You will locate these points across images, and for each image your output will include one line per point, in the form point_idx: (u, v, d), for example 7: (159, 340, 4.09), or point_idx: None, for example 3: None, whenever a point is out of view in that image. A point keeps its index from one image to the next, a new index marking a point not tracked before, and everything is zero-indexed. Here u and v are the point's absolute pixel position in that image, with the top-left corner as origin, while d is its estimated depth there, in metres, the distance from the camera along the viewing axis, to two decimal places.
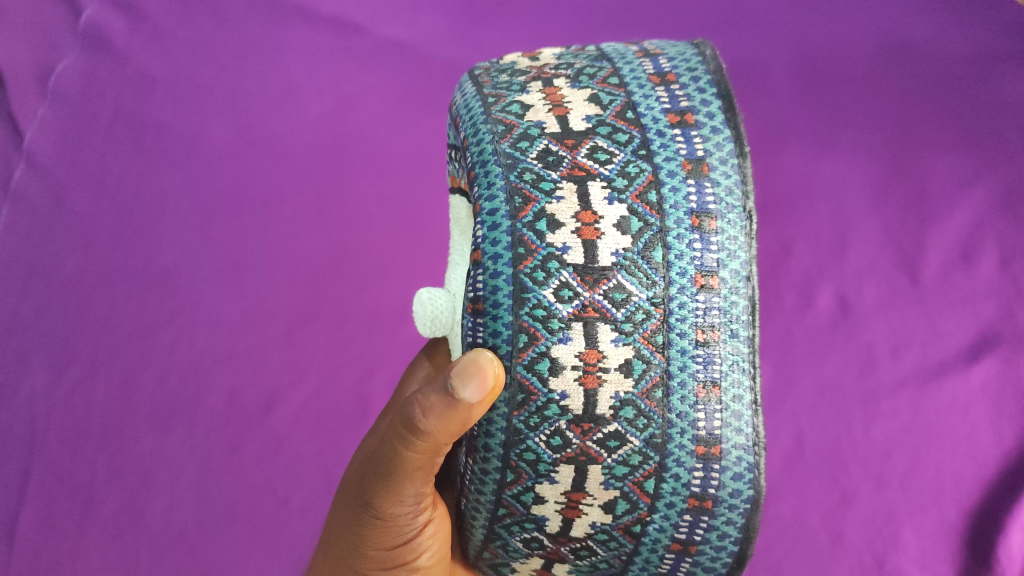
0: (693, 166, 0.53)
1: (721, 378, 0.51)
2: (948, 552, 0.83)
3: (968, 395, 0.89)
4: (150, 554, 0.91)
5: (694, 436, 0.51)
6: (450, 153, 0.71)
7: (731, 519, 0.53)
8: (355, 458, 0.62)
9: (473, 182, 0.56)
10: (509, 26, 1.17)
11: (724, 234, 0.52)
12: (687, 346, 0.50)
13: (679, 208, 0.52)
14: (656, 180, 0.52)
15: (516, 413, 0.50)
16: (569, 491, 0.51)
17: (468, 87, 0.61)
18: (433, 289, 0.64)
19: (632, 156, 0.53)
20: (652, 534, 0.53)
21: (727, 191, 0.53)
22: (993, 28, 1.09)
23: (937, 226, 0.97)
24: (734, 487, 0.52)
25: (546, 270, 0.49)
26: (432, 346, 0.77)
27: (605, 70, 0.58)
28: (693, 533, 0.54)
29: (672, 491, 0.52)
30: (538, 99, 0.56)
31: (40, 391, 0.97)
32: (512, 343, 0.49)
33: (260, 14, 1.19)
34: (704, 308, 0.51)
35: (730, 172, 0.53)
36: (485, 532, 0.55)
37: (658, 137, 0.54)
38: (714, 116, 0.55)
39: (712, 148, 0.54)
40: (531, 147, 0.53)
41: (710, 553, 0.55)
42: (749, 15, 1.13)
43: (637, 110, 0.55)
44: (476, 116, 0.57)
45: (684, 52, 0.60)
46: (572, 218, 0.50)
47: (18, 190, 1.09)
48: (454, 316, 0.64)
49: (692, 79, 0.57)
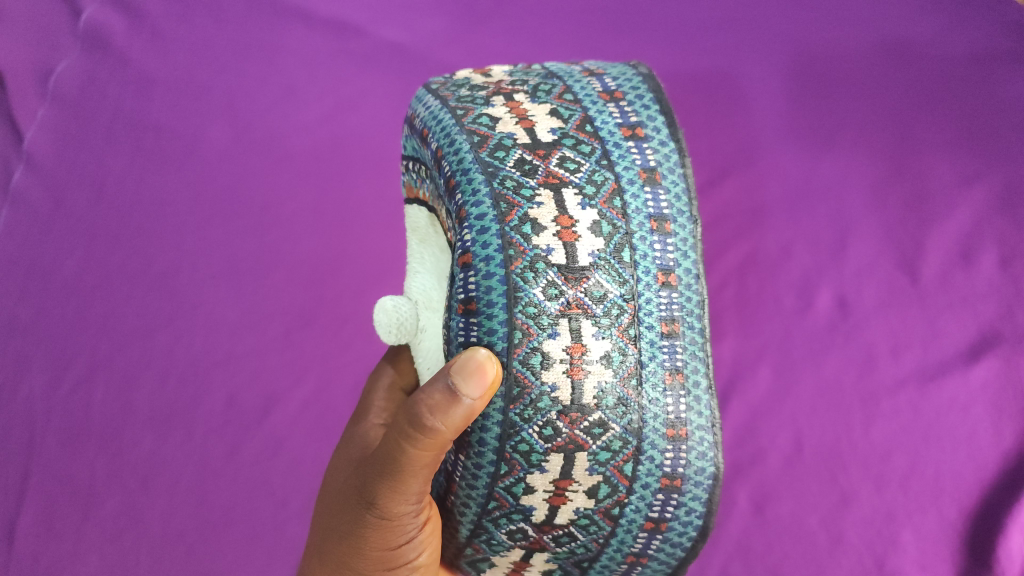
0: (648, 175, 0.53)
1: (683, 365, 0.52)
2: (948, 552, 0.83)
3: (968, 395, 0.89)
4: (150, 554, 0.91)
5: (664, 420, 0.51)
6: (408, 164, 0.71)
7: (697, 495, 0.53)
8: (349, 464, 0.62)
9: (452, 191, 0.55)
10: (508, 28, 1.17)
11: (677, 236, 0.53)
12: (654, 338, 0.51)
13: (640, 212, 0.52)
14: (619, 187, 0.52)
15: (511, 406, 0.49)
16: (557, 479, 0.51)
17: (431, 101, 0.61)
18: (395, 298, 0.66)
19: (596, 165, 0.53)
20: (628, 515, 0.53)
21: (676, 197, 0.54)
22: (994, 28, 1.08)
23: (937, 225, 0.96)
24: (699, 465, 0.52)
25: (534, 270, 0.49)
26: (395, 353, 0.76)
27: (558, 87, 0.58)
28: (664, 511, 0.53)
29: (647, 472, 0.52)
30: (504, 112, 0.56)
31: (40, 392, 0.97)
32: (507, 340, 0.49)
33: (260, 15, 1.20)
34: (667, 303, 0.51)
35: (678, 181, 0.54)
36: (472, 526, 0.55)
37: (615, 149, 0.54)
38: (661, 130, 0.55)
39: (662, 158, 0.54)
40: (507, 157, 0.53)
41: (678, 528, 0.55)
42: (749, 15, 1.13)
43: (594, 124, 0.55)
44: (448, 128, 0.56)
45: (624, 73, 0.60)
46: (552, 222, 0.50)
47: (19, 191, 1.09)
48: (416, 321, 0.67)
49: (637, 97, 0.57)
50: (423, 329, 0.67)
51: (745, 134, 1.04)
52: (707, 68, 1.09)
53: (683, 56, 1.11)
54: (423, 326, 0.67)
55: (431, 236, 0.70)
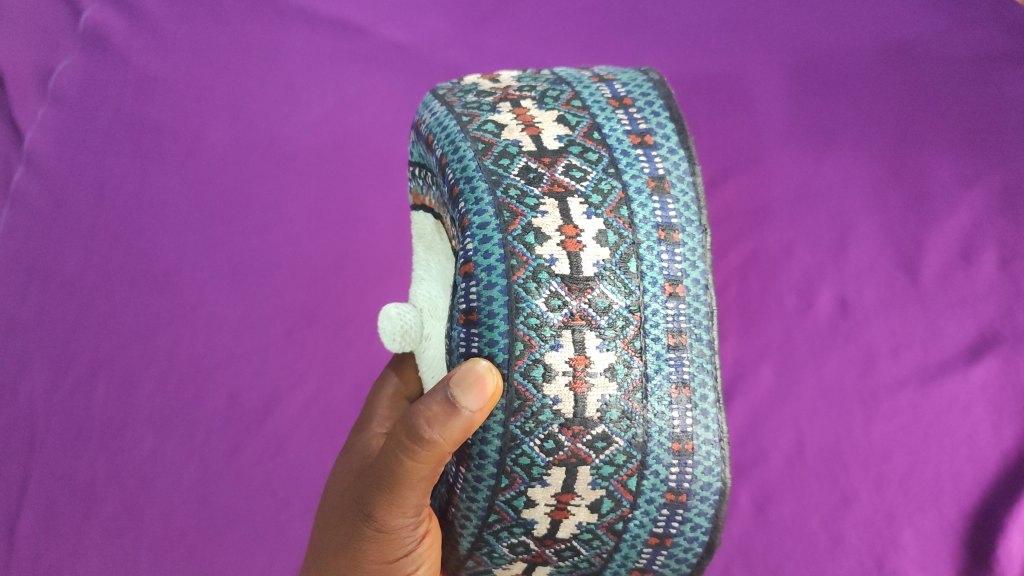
0: (656, 184, 0.53)
1: (690, 378, 0.52)
2: (948, 552, 0.83)
3: (967, 396, 0.89)
4: (151, 554, 0.91)
5: (670, 434, 0.51)
6: (414, 169, 0.71)
7: (703, 511, 0.53)
8: (347, 475, 0.62)
9: (455, 199, 0.55)
10: (509, 27, 1.16)
11: (686, 246, 0.53)
12: (660, 350, 0.51)
13: (647, 222, 0.52)
14: (627, 196, 0.52)
15: (512, 419, 0.49)
16: (559, 493, 0.51)
17: (437, 107, 0.61)
18: (399, 305, 0.66)
19: (603, 174, 0.53)
20: (632, 530, 0.53)
21: (685, 206, 0.54)
22: (994, 28, 1.08)
23: (938, 226, 0.96)
24: (705, 480, 0.52)
25: (536, 280, 0.49)
26: (399, 360, 0.76)
27: (567, 93, 0.58)
28: (668, 526, 0.54)
29: (652, 488, 0.52)
30: (510, 119, 0.56)
31: (40, 392, 0.97)
32: (508, 352, 0.49)
33: (260, 15, 1.19)
34: (674, 314, 0.51)
35: (688, 189, 0.54)
36: (473, 539, 0.55)
37: (623, 156, 0.54)
38: (670, 137, 0.55)
39: (671, 167, 0.54)
40: (512, 165, 0.52)
41: (683, 544, 0.55)
42: (750, 15, 1.12)
43: (602, 132, 0.55)
44: (452, 134, 0.56)
45: (635, 77, 0.60)
46: (556, 231, 0.50)
47: (19, 191, 1.09)
48: (420, 329, 0.67)
49: (647, 104, 0.57)
50: (428, 336, 0.67)
51: (746, 135, 1.04)
52: (707, 69, 1.09)
53: (684, 56, 1.10)
54: (427, 334, 0.66)
55: (436, 242, 0.70)
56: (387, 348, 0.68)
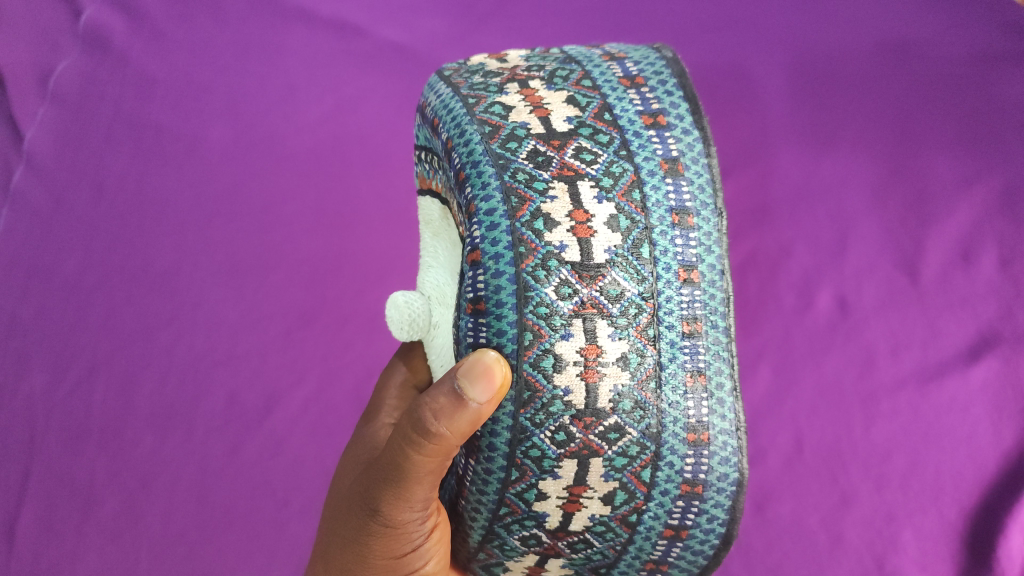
0: (670, 166, 0.53)
1: (706, 367, 0.52)
2: (948, 551, 0.83)
3: (967, 396, 0.89)
4: (150, 555, 0.91)
5: (685, 424, 0.51)
6: (419, 154, 0.71)
7: (719, 502, 0.53)
8: (353, 467, 0.62)
9: (462, 183, 0.54)
10: (509, 28, 1.17)
11: (700, 230, 0.53)
12: (675, 338, 0.51)
13: (660, 206, 0.52)
14: (638, 179, 0.52)
15: (522, 410, 0.49)
16: (571, 485, 0.51)
17: (443, 88, 0.61)
18: (407, 293, 0.66)
19: (614, 156, 0.53)
20: (647, 522, 0.53)
21: (700, 189, 0.54)
22: (991, 29, 1.09)
23: (936, 226, 0.97)
24: (722, 471, 0.52)
25: (546, 268, 0.49)
26: (407, 350, 0.75)
27: (576, 73, 0.58)
28: (684, 518, 0.53)
29: (666, 479, 0.52)
30: (518, 100, 0.56)
31: (39, 391, 0.96)
32: (517, 342, 0.49)
33: (261, 15, 1.19)
34: (689, 301, 0.51)
35: (702, 171, 0.54)
36: (484, 532, 0.55)
37: (635, 138, 0.54)
38: (684, 118, 0.56)
39: (685, 148, 0.54)
40: (520, 148, 0.53)
41: (699, 536, 0.55)
42: (749, 16, 1.13)
43: (613, 112, 0.55)
44: (458, 117, 0.56)
45: (647, 56, 0.60)
46: (566, 217, 0.50)
47: (18, 190, 1.09)
48: (429, 318, 0.66)
49: (659, 83, 0.57)
50: (436, 325, 0.67)
51: (746, 135, 1.05)
52: (708, 69, 1.09)
53: (684, 56, 1.11)
54: (436, 322, 0.66)
55: (444, 230, 0.70)
56: (394, 336, 0.67)
